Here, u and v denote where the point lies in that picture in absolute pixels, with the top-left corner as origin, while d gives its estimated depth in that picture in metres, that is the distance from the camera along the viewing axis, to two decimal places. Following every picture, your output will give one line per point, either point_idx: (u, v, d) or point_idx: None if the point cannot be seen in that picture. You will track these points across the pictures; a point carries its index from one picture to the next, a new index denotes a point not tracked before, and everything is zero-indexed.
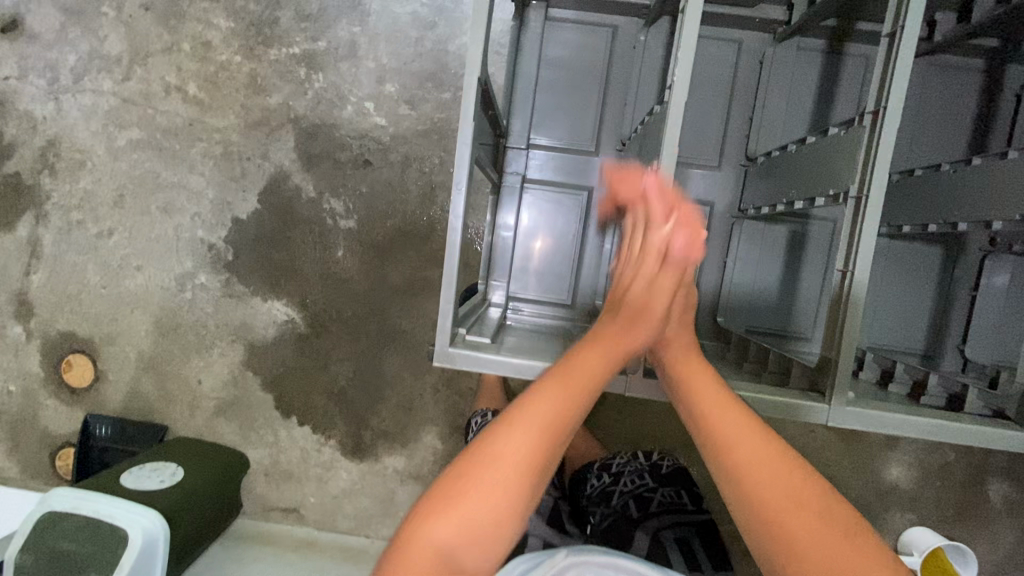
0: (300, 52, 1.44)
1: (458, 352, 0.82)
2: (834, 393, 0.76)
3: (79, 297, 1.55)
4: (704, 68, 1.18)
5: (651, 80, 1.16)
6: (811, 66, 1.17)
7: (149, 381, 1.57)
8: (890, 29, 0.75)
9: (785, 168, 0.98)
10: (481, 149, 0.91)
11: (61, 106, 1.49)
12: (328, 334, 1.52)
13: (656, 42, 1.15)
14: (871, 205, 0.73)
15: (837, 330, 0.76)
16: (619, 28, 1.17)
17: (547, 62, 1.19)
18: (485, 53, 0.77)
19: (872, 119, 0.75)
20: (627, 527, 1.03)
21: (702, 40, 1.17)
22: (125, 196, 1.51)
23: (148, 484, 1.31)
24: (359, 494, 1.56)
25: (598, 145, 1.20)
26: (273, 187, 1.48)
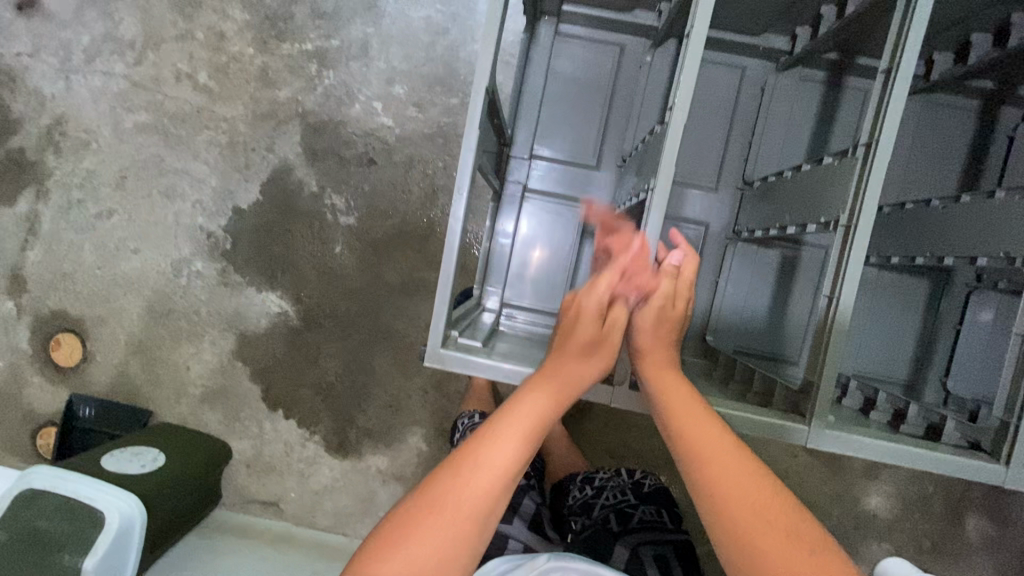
0: (313, 49, 1.46)
1: (449, 354, 0.82)
2: (815, 416, 0.77)
3: (74, 275, 1.55)
4: (708, 92, 1.20)
5: (654, 101, 1.16)
6: (812, 96, 1.19)
7: (137, 365, 1.56)
8: (886, 65, 0.77)
9: (781, 194, 1.00)
10: (484, 156, 0.93)
11: (71, 86, 1.50)
12: (321, 329, 1.52)
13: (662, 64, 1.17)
14: (860, 234, 0.74)
15: (821, 354, 0.77)
16: (627, 47, 1.19)
17: (555, 76, 1.20)
18: (494, 61, 0.78)
19: (865, 151, 0.77)
20: (606, 539, 1.02)
21: (706, 64, 1.20)
22: (128, 178, 1.52)
23: (127, 467, 1.30)
24: (339, 492, 1.56)
25: (599, 159, 1.22)
26: (276, 179, 1.49)
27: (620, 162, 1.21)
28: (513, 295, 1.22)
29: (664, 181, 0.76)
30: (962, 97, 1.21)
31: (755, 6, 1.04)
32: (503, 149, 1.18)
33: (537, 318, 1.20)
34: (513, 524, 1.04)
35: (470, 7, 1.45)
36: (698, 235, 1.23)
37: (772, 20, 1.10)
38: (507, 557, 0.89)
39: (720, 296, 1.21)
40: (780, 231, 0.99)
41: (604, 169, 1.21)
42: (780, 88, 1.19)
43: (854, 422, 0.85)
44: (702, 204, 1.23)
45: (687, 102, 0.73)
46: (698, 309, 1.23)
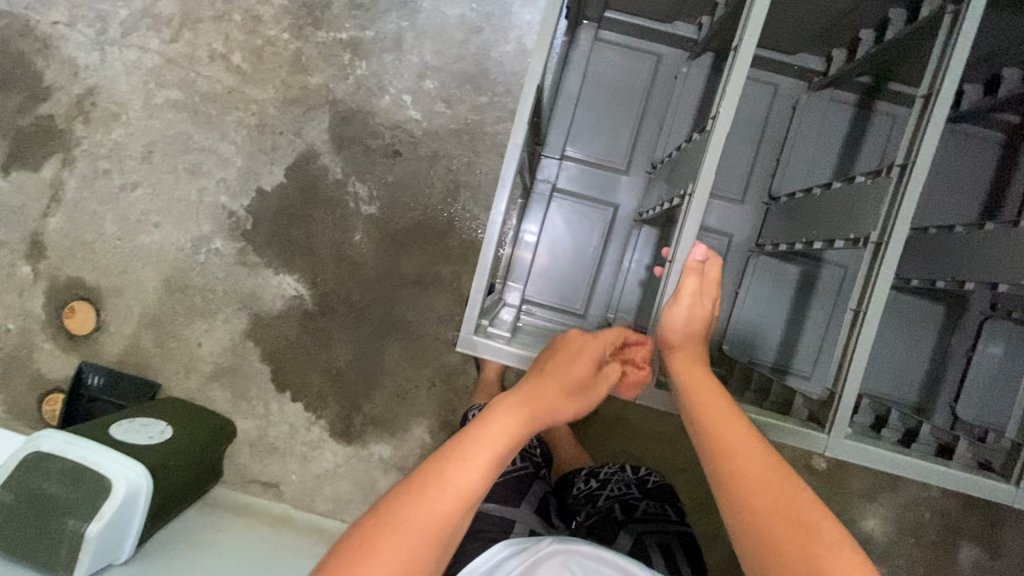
0: (347, 38, 1.48)
1: (480, 340, 0.84)
2: (835, 426, 0.78)
3: (93, 245, 1.56)
4: (739, 107, 1.23)
5: (688, 112, 1.19)
6: (840, 118, 1.21)
7: (149, 338, 1.57)
8: (926, 91, 0.80)
9: (805, 211, 1.03)
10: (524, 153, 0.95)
11: (106, 58, 1.52)
12: (335, 314, 1.54)
13: (698, 75, 1.19)
14: (889, 252, 0.76)
15: (844, 366, 0.79)
16: (664, 58, 1.22)
17: (592, 80, 1.22)
18: (546, 61, 0.80)
19: (899, 172, 0.79)
20: (611, 528, 1.06)
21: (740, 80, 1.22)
22: (154, 153, 1.53)
23: (135, 438, 1.31)
24: (340, 478, 1.56)
25: (629, 164, 1.24)
26: (302, 164, 1.51)
27: (649, 168, 1.23)
28: (535, 292, 1.23)
29: (703, 187, 0.78)
30: (987, 129, 1.23)
31: (798, 21, 1.07)
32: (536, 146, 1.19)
33: (555, 315, 1.21)
34: (521, 508, 1.06)
35: (506, 8, 1.47)
36: (720, 246, 1.25)
37: (810, 37, 1.12)
38: (510, 540, 0.88)
39: (738, 306, 1.23)
40: (804, 245, 1.01)
41: (633, 174, 1.23)
42: (811, 107, 1.21)
43: (869, 436, 0.86)
44: (726, 215, 1.25)
45: (730, 112, 0.76)
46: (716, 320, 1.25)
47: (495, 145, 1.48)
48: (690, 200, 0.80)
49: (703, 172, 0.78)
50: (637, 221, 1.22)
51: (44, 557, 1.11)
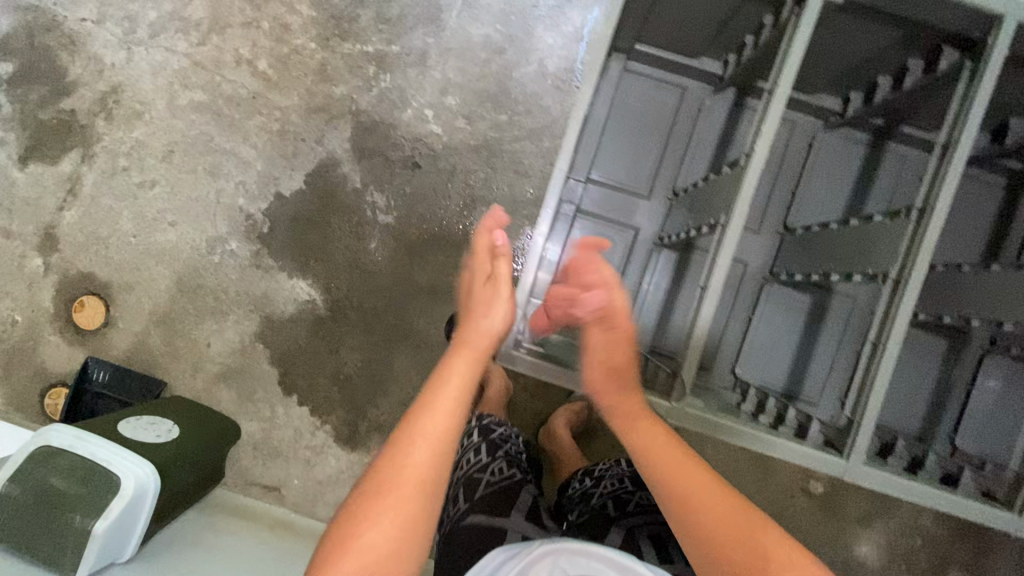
0: (373, 51, 1.52)
1: (517, 355, 0.96)
2: (852, 452, 0.83)
3: (107, 241, 1.57)
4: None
5: (710, 142, 1.25)
6: (853, 156, 1.26)
7: (158, 336, 1.58)
8: (944, 140, 0.84)
9: (821, 246, 1.08)
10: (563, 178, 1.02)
11: (132, 57, 1.54)
12: (346, 320, 1.55)
13: (720, 109, 1.24)
14: (910, 290, 0.81)
15: (863, 395, 0.83)
16: (688, 90, 1.26)
17: (619, 108, 1.26)
18: (594, 93, 0.90)
19: (918, 215, 0.84)
20: (604, 522, 1.12)
21: None
22: (175, 152, 1.55)
23: (144, 436, 1.31)
24: (342, 484, 1.57)
25: (651, 191, 1.28)
26: (321, 171, 1.53)
27: (670, 194, 1.28)
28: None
29: (738, 217, 0.83)
30: (991, 173, 1.29)
31: (824, 60, 1.11)
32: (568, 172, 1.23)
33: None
34: (513, 518, 1.04)
35: (529, 31, 1.52)
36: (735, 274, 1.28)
37: (828, 75, 1.16)
38: (506, 546, 0.86)
39: (750, 335, 1.26)
40: (821, 278, 1.05)
41: (655, 200, 1.28)
42: (826, 145, 1.26)
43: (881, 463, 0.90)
44: (743, 243, 1.28)
45: (765, 151, 0.82)
46: (728, 346, 1.26)
47: (512, 162, 1.52)
48: (720, 229, 0.86)
49: (738, 202, 0.83)
50: (657, 247, 1.27)
51: (50, 554, 1.10)
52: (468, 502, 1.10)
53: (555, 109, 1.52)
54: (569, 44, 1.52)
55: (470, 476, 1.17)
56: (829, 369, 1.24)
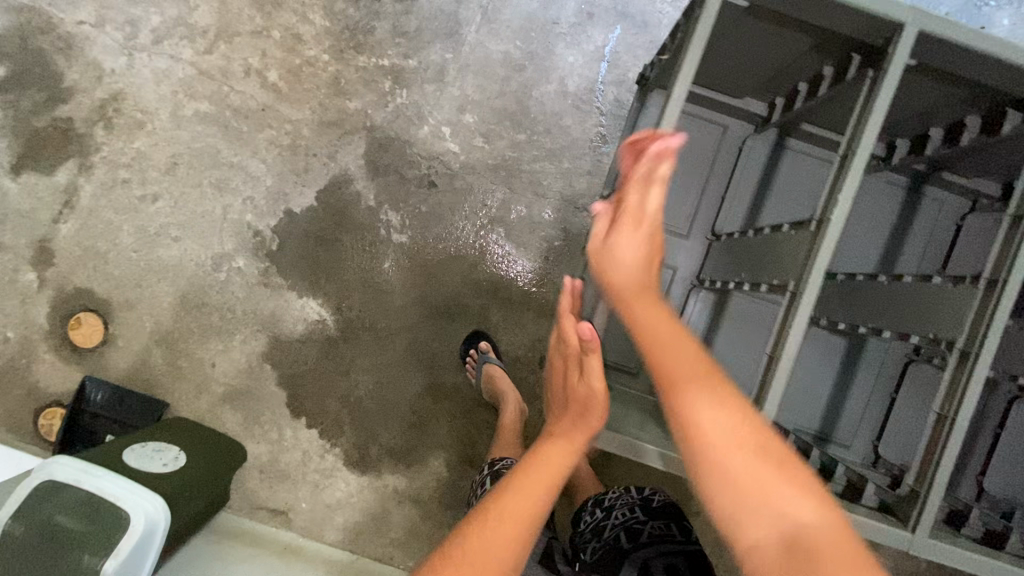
0: (388, 65, 1.47)
1: (606, 436, 0.85)
2: (921, 525, 0.81)
3: (106, 255, 1.50)
4: (796, 182, 1.22)
5: (752, 182, 1.22)
6: (892, 201, 1.23)
7: (160, 355, 1.52)
8: (1014, 211, 0.84)
9: (862, 299, 1.06)
10: None
11: (133, 63, 1.47)
12: (357, 341, 1.52)
13: (762, 150, 1.21)
14: (980, 363, 0.80)
15: (931, 467, 0.82)
16: (730, 129, 1.23)
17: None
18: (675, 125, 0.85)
19: (988, 284, 0.83)
20: (617, 560, 1.12)
21: (797, 154, 1.21)
22: (179, 165, 1.49)
23: (150, 465, 1.26)
24: (352, 508, 1.53)
25: (689, 231, 1.25)
26: (333, 188, 1.49)
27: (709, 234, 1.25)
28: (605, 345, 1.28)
29: (811, 289, 0.77)
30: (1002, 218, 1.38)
31: None
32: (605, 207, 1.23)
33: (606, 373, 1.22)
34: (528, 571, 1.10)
35: (550, 49, 1.48)
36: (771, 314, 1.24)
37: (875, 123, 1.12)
38: None
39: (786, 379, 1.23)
40: (867, 332, 1.03)
41: (693, 240, 1.25)
42: (868, 188, 1.22)
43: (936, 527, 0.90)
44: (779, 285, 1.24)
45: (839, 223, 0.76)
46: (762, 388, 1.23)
47: (531, 183, 1.49)
48: (790, 298, 0.80)
49: (811, 273, 0.77)
50: (696, 287, 1.25)
51: None
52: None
53: (575, 130, 1.49)
54: (590, 63, 1.49)
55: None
56: (863, 413, 1.22)
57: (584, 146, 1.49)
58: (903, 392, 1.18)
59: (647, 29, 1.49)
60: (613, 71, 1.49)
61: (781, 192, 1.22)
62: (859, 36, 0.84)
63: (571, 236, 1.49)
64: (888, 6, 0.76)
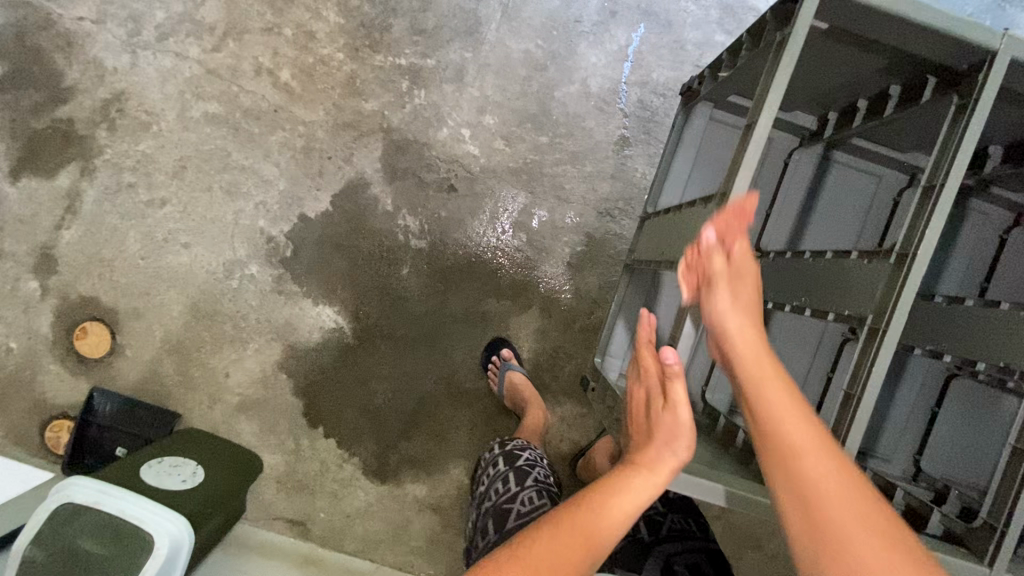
0: (406, 64, 1.42)
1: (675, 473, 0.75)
2: (998, 561, 0.72)
3: (112, 263, 1.44)
4: (844, 197, 1.06)
5: (797, 195, 1.06)
6: None
7: (171, 365, 1.48)
8: None
9: (917, 319, 0.88)
10: (674, 252, 0.89)
11: (137, 62, 1.40)
12: (375, 349, 1.48)
13: (807, 164, 1.06)
14: None
15: (1006, 503, 0.73)
16: (773, 140, 1.08)
17: (703, 158, 1.15)
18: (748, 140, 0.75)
19: None
20: (639, 552, 1.02)
21: (846, 166, 1.05)
22: (187, 168, 1.43)
23: (169, 482, 1.23)
24: (371, 517, 1.51)
25: None
26: (350, 193, 1.44)
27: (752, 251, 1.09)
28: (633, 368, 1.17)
29: (896, 330, 0.67)
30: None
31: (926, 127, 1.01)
32: (644, 228, 1.14)
33: None
34: None
35: (572, 48, 1.44)
36: (812, 330, 1.10)
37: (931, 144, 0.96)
38: None
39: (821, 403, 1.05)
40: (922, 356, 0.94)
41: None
42: None
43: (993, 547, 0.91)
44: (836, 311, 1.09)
45: (928, 257, 0.66)
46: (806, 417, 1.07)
47: (553, 187, 1.45)
48: (868, 334, 0.71)
49: (896, 310, 0.68)
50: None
51: None
52: (497, 533, 0.97)
53: (598, 132, 1.45)
54: (613, 64, 1.45)
55: (500, 507, 1.02)
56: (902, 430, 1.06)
57: (607, 149, 1.45)
58: (945, 404, 1.02)
59: (672, 28, 1.45)
60: (636, 72, 1.45)
61: (829, 208, 1.06)
62: (939, 60, 0.73)
63: (595, 241, 1.46)
64: (980, 31, 0.66)
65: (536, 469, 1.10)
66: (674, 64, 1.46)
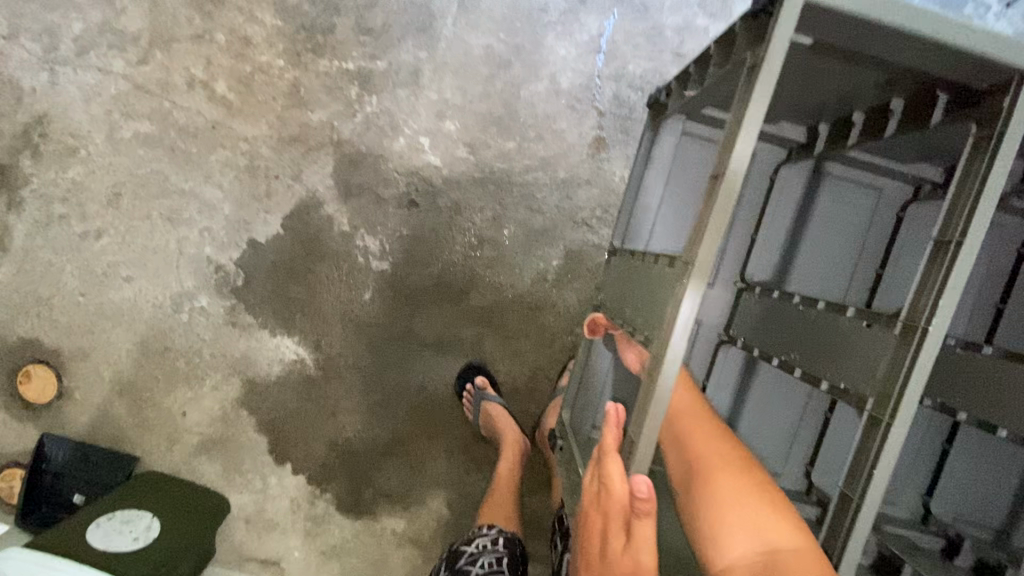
0: (354, 69, 1.28)
1: None
2: None
3: (50, 301, 1.33)
4: (840, 218, 0.96)
5: (785, 218, 0.97)
6: None
7: (123, 407, 1.38)
8: None
9: (936, 370, 0.79)
10: (638, 311, 0.74)
11: (57, 80, 1.27)
12: (341, 381, 1.38)
13: (796, 182, 0.96)
14: None
15: None
16: (757, 155, 0.97)
17: (675, 178, 1.03)
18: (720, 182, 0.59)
19: None
20: None
21: (839, 182, 0.94)
22: (122, 195, 1.31)
23: (118, 543, 1.14)
24: (347, 554, 1.43)
25: (713, 279, 1.02)
26: (301, 213, 1.32)
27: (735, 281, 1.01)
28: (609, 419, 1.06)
29: (904, 420, 0.59)
30: None
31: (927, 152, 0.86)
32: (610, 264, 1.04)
33: None
34: None
35: (538, 40, 1.29)
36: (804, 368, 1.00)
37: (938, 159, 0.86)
38: None
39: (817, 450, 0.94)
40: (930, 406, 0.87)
41: (718, 289, 1.01)
42: None
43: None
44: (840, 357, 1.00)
45: (941, 336, 0.57)
46: None
47: (523, 198, 1.33)
48: (869, 422, 0.63)
49: (902, 397, 0.59)
50: (725, 343, 1.02)
51: None
52: None
53: (570, 134, 1.32)
54: (584, 56, 1.30)
55: None
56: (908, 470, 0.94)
57: (581, 152, 1.32)
58: (958, 442, 0.92)
59: (647, 13, 1.30)
60: (611, 64, 1.31)
61: (821, 231, 0.96)
62: (954, 75, 0.60)
63: (572, 255, 1.34)
64: (997, 42, 0.53)
65: (479, 561, 1.02)
66: (652, 53, 1.31)
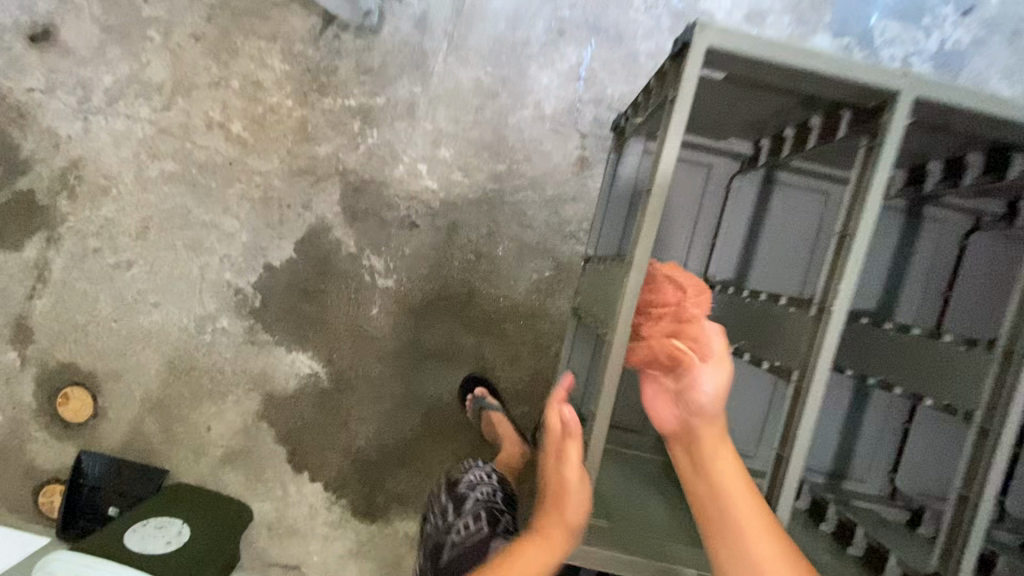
0: (356, 105, 1.41)
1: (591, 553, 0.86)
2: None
3: (86, 327, 1.46)
4: (792, 220, 1.14)
5: (742, 224, 1.16)
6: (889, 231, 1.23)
7: (153, 423, 1.49)
8: None
9: (877, 351, 0.98)
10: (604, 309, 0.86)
11: (90, 127, 1.41)
12: (353, 392, 1.48)
13: (749, 190, 1.15)
14: (1007, 436, 0.74)
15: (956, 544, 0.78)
16: (715, 168, 1.15)
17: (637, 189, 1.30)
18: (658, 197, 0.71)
19: (1005, 353, 0.76)
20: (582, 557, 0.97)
21: (789, 188, 1.13)
22: (150, 228, 1.43)
23: (153, 546, 1.24)
24: (363, 557, 1.52)
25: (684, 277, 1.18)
26: (312, 238, 1.44)
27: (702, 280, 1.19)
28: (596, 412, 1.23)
29: (819, 386, 0.71)
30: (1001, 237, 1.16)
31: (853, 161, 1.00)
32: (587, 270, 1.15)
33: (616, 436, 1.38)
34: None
35: (522, 71, 1.41)
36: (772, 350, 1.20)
37: None
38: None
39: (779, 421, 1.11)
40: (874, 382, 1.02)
41: None
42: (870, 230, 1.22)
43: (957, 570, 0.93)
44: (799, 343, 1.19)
45: (843, 316, 0.70)
46: None
47: (515, 215, 1.44)
48: (795, 391, 0.75)
49: (816, 369, 0.72)
50: None
51: None
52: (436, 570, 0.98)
53: (556, 155, 1.43)
54: (566, 83, 1.42)
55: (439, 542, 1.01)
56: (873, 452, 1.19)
57: (566, 171, 1.43)
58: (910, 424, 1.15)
59: (622, 41, 1.42)
60: (590, 89, 1.42)
61: (776, 230, 1.15)
62: (849, 97, 0.73)
63: (562, 265, 1.44)
64: (872, 76, 0.67)
65: (478, 489, 1.06)
66: (628, 77, 1.43)
